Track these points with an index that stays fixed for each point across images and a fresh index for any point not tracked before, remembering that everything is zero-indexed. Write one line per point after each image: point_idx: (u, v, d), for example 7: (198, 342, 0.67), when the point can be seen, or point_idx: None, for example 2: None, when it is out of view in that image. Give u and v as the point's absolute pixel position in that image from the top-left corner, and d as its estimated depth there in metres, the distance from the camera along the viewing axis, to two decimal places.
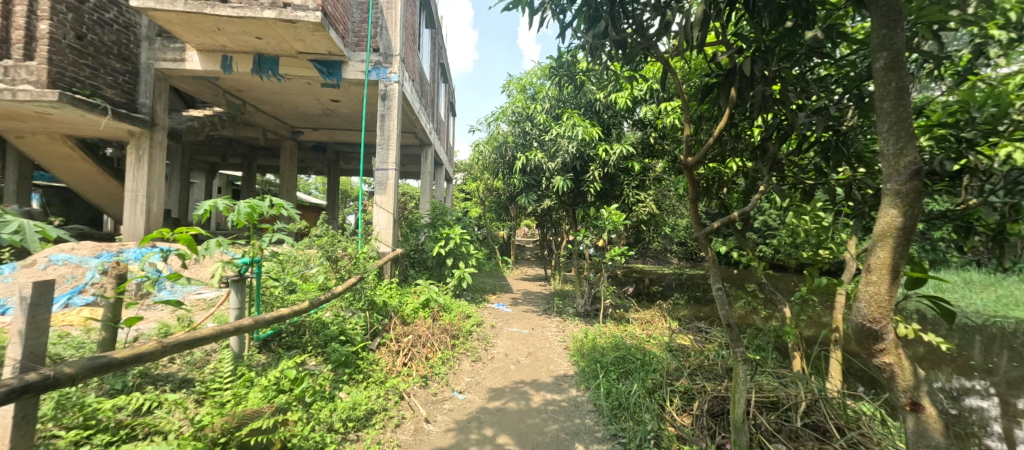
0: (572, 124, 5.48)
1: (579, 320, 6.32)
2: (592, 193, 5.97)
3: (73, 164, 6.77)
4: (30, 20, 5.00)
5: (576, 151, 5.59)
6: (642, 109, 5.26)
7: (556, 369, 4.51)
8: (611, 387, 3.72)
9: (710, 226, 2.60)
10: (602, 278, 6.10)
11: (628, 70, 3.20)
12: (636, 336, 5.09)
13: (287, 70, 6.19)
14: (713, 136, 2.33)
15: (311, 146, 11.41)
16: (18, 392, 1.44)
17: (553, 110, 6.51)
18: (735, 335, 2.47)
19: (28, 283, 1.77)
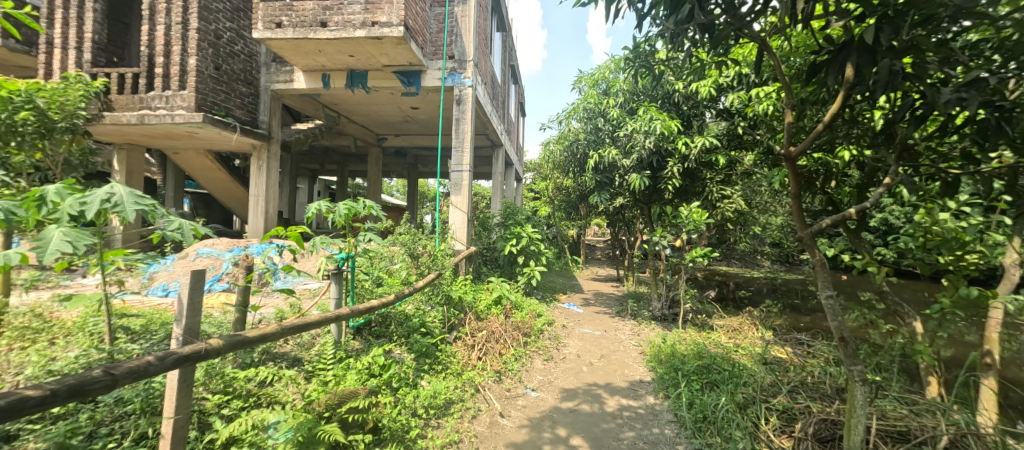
0: (649, 118, 5.33)
1: (655, 325, 6.12)
2: (671, 189, 5.75)
3: (210, 173, 8.07)
4: (183, 57, 6.08)
5: (653, 145, 5.43)
6: (727, 98, 4.96)
7: (631, 374, 4.44)
8: (694, 398, 3.56)
9: (816, 226, 2.42)
10: (681, 281, 5.84)
11: (711, 57, 3.07)
12: (722, 346, 4.81)
13: (375, 82, 6.79)
14: (822, 122, 2.20)
15: (394, 151, 12.35)
16: (186, 360, 1.80)
17: (628, 104, 6.37)
18: (851, 352, 2.31)
19: (187, 272, 2.23)
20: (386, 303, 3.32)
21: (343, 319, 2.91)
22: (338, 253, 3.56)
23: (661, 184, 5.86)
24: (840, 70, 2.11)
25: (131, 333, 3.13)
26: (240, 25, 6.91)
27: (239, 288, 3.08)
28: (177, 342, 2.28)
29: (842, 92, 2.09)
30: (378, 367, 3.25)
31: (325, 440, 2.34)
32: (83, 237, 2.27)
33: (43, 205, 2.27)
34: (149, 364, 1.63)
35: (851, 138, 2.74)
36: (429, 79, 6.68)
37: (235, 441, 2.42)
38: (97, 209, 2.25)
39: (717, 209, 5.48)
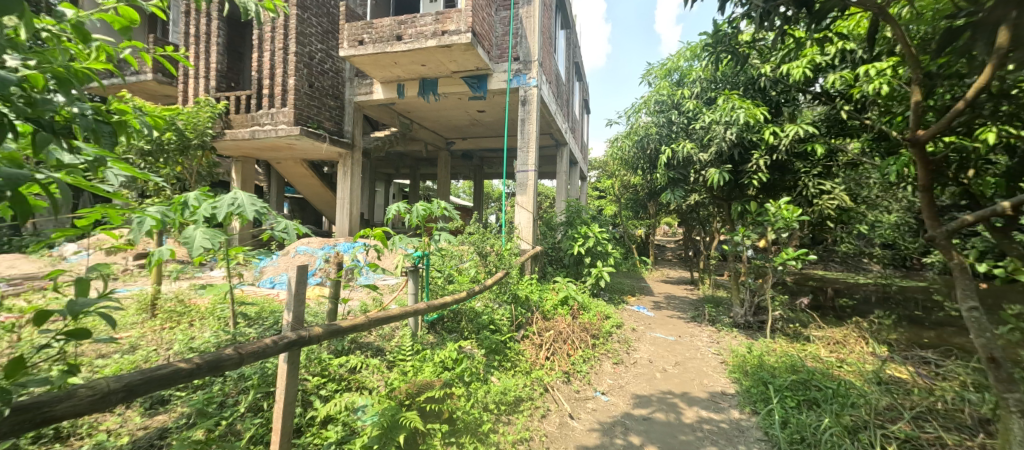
0: (731, 107, 4.98)
1: (737, 332, 5.71)
2: (754, 184, 5.33)
3: (305, 180, 9.01)
4: (284, 78, 6.88)
5: (735, 136, 5.08)
6: (825, 79, 4.48)
7: (711, 385, 4.19)
8: (788, 417, 3.25)
9: (952, 223, 2.12)
10: (767, 286, 5.37)
11: (807, 35, 2.80)
12: (821, 360, 4.36)
13: (444, 89, 7.12)
14: (962, 99, 1.93)
15: (461, 154, 12.83)
16: (295, 344, 2.02)
17: (705, 94, 6.00)
18: (1003, 375, 2.05)
19: (293, 267, 2.51)
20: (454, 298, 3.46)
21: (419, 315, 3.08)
22: (414, 251, 3.76)
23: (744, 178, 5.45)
24: (990, 35, 1.84)
25: (248, 319, 3.61)
26: (329, 45, 7.65)
27: (331, 282, 3.41)
28: (287, 326, 2.60)
29: (991, 61, 1.81)
30: (451, 360, 3.41)
31: (406, 427, 2.50)
32: (216, 234, 2.68)
33: (187, 208, 2.71)
34: (265, 345, 1.85)
35: (999, 116, 2.32)
36: (495, 81, 6.85)
37: (331, 419, 2.70)
38: (224, 211, 2.64)
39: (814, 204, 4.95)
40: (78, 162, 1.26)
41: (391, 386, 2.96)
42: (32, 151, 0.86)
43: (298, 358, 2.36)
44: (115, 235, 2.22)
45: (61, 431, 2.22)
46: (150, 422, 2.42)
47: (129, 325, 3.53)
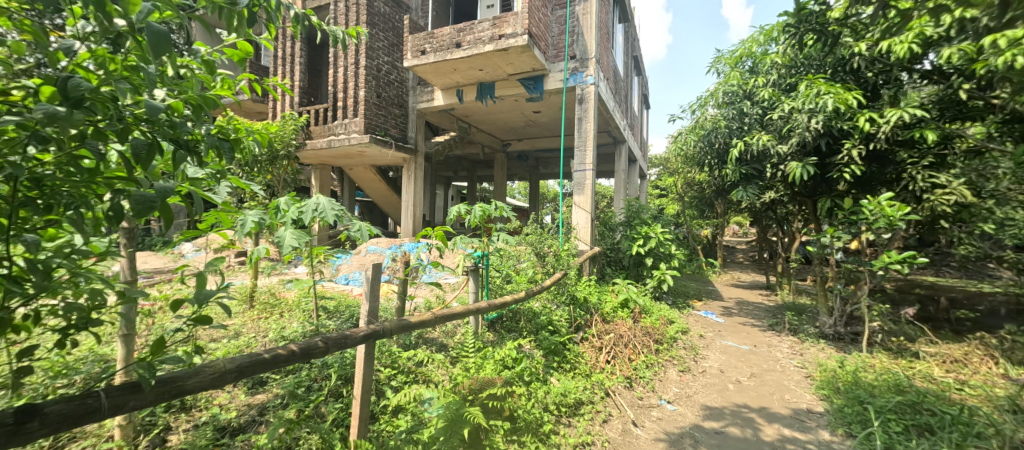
0: (816, 93, 4.61)
1: (825, 344, 5.18)
2: (847, 178, 4.85)
3: (373, 184, 9.63)
4: (356, 90, 7.42)
5: (820, 126, 4.66)
6: (934, 55, 3.96)
7: (794, 400, 3.86)
8: (892, 443, 2.90)
9: None
10: (861, 292, 4.82)
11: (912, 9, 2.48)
12: (936, 381, 3.85)
13: (501, 92, 7.25)
14: None
15: (517, 156, 12.97)
16: (371, 336, 2.18)
17: (784, 81, 5.54)
18: None
19: (370, 263, 2.69)
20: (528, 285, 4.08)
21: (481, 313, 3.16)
22: (474, 251, 3.85)
23: (834, 171, 4.99)
24: None
25: (328, 312, 3.95)
26: (394, 58, 8.11)
27: (398, 281, 3.55)
28: (363, 320, 2.77)
29: None
30: (510, 357, 3.50)
31: (470, 421, 2.57)
32: (303, 235, 2.96)
33: (278, 211, 3.03)
34: (346, 336, 2.01)
35: None
36: (552, 81, 6.85)
37: (401, 409, 2.87)
38: (309, 214, 2.91)
39: (924, 201, 4.38)
40: (196, 176, 1.46)
41: (455, 381, 3.10)
42: (177, 167, 1.00)
43: (375, 348, 2.53)
44: (224, 236, 2.54)
45: (185, 402, 2.59)
46: (252, 400, 2.74)
47: (231, 317, 4.00)
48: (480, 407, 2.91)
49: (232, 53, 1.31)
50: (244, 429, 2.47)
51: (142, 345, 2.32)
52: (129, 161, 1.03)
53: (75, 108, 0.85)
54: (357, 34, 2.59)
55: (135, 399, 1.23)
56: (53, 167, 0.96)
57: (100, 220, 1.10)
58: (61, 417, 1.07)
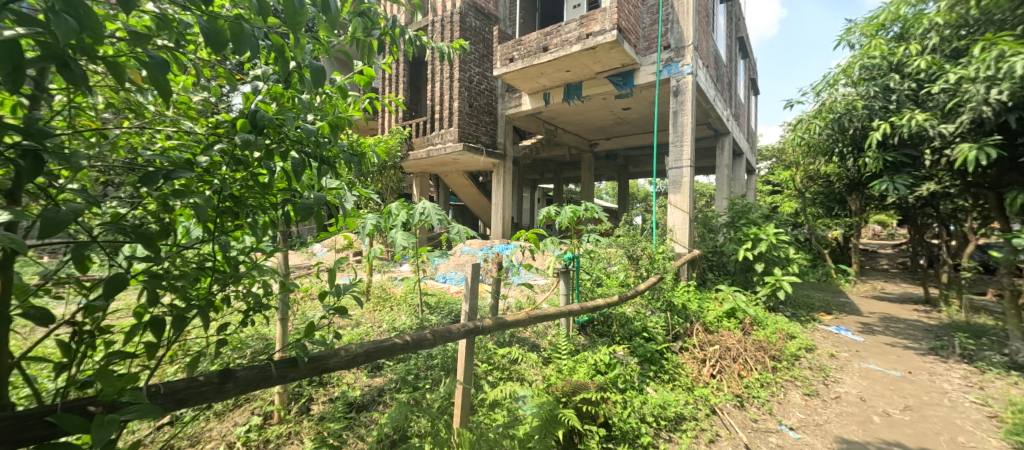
0: (997, 57, 3.76)
1: (1017, 377, 4.13)
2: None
3: (466, 189, 10.17)
4: (452, 102, 7.96)
5: (1004, 96, 3.78)
6: None
7: (972, 446, 3.14)
8: None
9: None
10: None
11: None
12: None
13: (589, 91, 7.15)
14: None
15: (606, 155, 12.65)
16: (471, 332, 2.29)
17: (948, 45, 4.72)
18: None
19: (469, 263, 2.81)
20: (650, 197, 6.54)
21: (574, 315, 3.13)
22: (565, 253, 3.81)
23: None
24: None
25: (430, 308, 4.28)
26: (484, 68, 8.49)
27: (492, 280, 3.49)
28: (464, 317, 2.90)
29: None
30: (599, 360, 3.45)
31: (564, 423, 2.63)
32: (411, 236, 3.23)
33: (389, 215, 3.33)
34: (447, 330, 2.13)
35: None
36: (643, 75, 6.58)
37: (497, 403, 2.92)
38: (416, 218, 3.19)
39: None
40: (336, 185, 1.71)
41: (548, 382, 3.18)
42: (323, 177, 1.20)
43: (474, 342, 2.65)
44: (349, 239, 2.91)
45: (322, 379, 3.02)
46: (372, 381, 3.11)
47: (350, 310, 4.56)
48: (573, 410, 2.92)
49: (359, 79, 1.50)
50: (367, 406, 2.82)
51: (291, 329, 2.77)
52: (291, 174, 1.25)
53: (257, 135, 1.07)
54: (461, 48, 2.72)
55: (293, 371, 1.45)
56: (241, 182, 1.21)
57: (270, 223, 1.34)
58: (242, 383, 1.31)
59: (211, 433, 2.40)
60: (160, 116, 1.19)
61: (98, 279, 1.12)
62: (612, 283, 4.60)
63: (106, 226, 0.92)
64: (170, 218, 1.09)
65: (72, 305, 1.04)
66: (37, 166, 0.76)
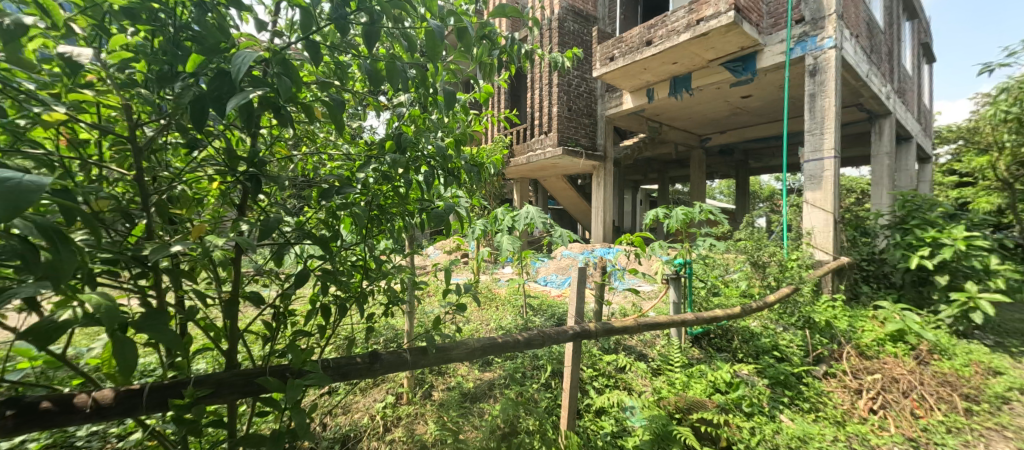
0: None
1: None
2: None
3: (567, 193, 10.17)
4: (552, 107, 8.07)
5: None
6: None
7: None
8: None
9: None
10: None
11: None
12: None
13: (699, 82, 6.57)
14: None
15: (721, 150, 11.51)
16: (579, 336, 2.29)
17: None
18: None
19: (576, 267, 2.81)
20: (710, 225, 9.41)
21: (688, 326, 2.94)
22: (674, 259, 3.56)
23: None
24: None
25: (534, 309, 4.38)
26: (584, 70, 8.42)
27: (595, 286, 3.39)
28: (571, 320, 2.89)
29: None
30: (713, 376, 3.17)
31: (679, 440, 2.48)
32: (516, 240, 3.24)
33: (495, 220, 3.42)
34: (555, 331, 2.17)
35: None
36: (768, 58, 5.82)
37: (604, 411, 2.89)
38: (520, 221, 3.30)
39: None
40: (457, 193, 1.88)
41: (658, 394, 3.00)
42: (446, 188, 1.32)
43: (580, 345, 2.63)
44: (458, 243, 3.05)
45: (440, 369, 3.30)
46: (483, 375, 3.31)
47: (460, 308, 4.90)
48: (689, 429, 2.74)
49: (479, 96, 1.62)
50: (480, 398, 3.02)
51: (413, 323, 3.09)
52: (425, 185, 1.42)
53: (401, 154, 1.25)
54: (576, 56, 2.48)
55: (423, 359, 1.64)
56: (386, 194, 1.41)
57: (406, 229, 1.54)
58: (386, 365, 1.53)
59: (358, 405, 2.81)
60: (329, 143, 1.45)
61: (285, 272, 1.42)
62: (732, 294, 4.15)
63: (298, 231, 1.17)
64: (337, 225, 1.33)
65: (269, 292, 1.34)
66: (258, 186, 1.01)
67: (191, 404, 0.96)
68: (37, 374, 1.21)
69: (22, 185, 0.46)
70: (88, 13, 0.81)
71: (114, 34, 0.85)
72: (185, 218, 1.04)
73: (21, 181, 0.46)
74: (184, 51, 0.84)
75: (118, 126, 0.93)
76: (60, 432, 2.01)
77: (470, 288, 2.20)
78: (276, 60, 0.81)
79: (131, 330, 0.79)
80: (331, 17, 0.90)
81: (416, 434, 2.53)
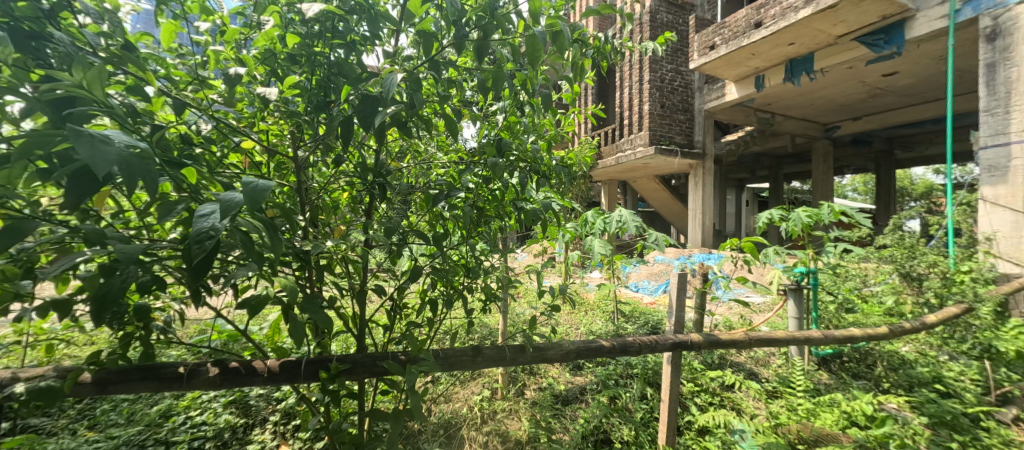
0: None
1: None
2: None
3: (659, 195, 9.64)
4: (643, 105, 7.76)
5: None
6: None
7: None
8: None
9: None
10: None
11: None
12: None
13: (823, 63, 5.74)
14: None
15: (852, 140, 9.91)
16: (678, 346, 2.17)
17: None
18: None
19: (676, 273, 2.64)
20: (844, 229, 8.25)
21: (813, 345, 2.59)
22: (795, 267, 3.15)
23: None
24: None
25: (625, 315, 4.26)
26: (678, 62, 7.94)
27: (695, 294, 3.14)
28: (670, 329, 2.76)
29: None
30: (849, 404, 2.49)
31: None
32: (609, 244, 3.13)
33: (586, 223, 3.37)
34: (652, 340, 2.10)
35: None
36: (920, 27, 4.78)
37: (708, 431, 2.65)
38: (612, 224, 3.23)
39: None
40: (548, 195, 1.92)
41: (777, 420, 2.61)
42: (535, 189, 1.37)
43: (681, 357, 2.47)
44: (550, 248, 3.06)
45: (532, 369, 3.37)
46: (574, 379, 3.31)
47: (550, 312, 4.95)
48: None
49: (566, 96, 1.66)
50: (571, 401, 3.05)
51: (505, 324, 3.22)
52: (520, 187, 1.51)
53: (501, 157, 1.34)
54: (668, 41, 2.27)
55: (522, 357, 1.72)
56: (483, 197, 1.52)
57: (501, 229, 1.64)
58: (488, 359, 1.64)
59: (458, 395, 3.01)
60: (429, 153, 1.61)
61: (401, 270, 1.60)
62: (873, 311, 3.50)
63: (412, 230, 1.33)
64: (443, 225, 1.48)
65: (390, 286, 1.54)
66: (382, 192, 1.19)
67: (335, 376, 1.16)
68: (224, 344, 1.55)
69: (258, 187, 0.62)
70: (264, 61, 1.05)
71: (285, 75, 1.09)
72: (325, 221, 1.26)
73: (257, 184, 0.62)
74: (336, 82, 1.05)
75: (282, 147, 1.18)
76: (238, 392, 2.51)
77: (563, 291, 2.21)
78: (409, 79, 0.96)
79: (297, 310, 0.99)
80: (453, 38, 1.03)
81: (509, 430, 2.63)
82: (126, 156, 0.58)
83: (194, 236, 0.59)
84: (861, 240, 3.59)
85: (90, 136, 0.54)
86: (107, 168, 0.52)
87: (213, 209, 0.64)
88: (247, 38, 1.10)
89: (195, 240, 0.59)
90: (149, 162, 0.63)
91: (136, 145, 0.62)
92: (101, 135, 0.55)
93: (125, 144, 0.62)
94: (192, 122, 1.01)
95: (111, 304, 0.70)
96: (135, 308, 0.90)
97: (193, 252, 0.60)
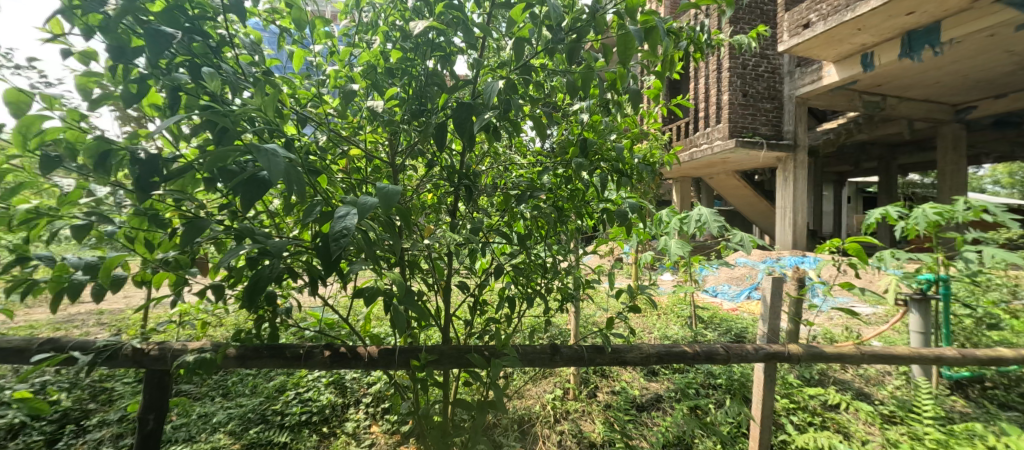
0: None
1: None
2: None
3: (740, 192, 8.89)
4: (721, 95, 7.26)
5: None
6: None
7: None
8: None
9: None
10: None
11: None
12: None
13: (952, 33, 4.82)
14: None
15: (994, 122, 8.30)
16: (771, 357, 1.98)
17: None
18: None
19: (769, 277, 2.40)
20: (984, 230, 7.07)
21: (945, 365, 2.21)
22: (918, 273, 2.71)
23: None
24: None
25: (705, 321, 3.99)
26: (764, 46, 7.27)
27: (789, 301, 2.83)
28: (761, 338, 2.52)
29: None
30: (994, 438, 2.13)
31: None
32: (687, 244, 2.93)
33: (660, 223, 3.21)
34: (740, 349, 1.94)
35: None
36: None
37: None
38: (690, 224, 3.02)
39: None
40: (623, 194, 1.86)
41: None
42: (616, 187, 1.34)
43: (775, 369, 2.24)
44: (618, 248, 2.96)
45: (605, 373, 3.29)
46: (650, 384, 3.18)
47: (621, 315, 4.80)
48: None
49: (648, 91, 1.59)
50: (647, 407, 2.94)
51: (574, 324, 3.19)
52: (598, 186, 1.49)
53: (585, 158, 1.32)
54: (764, 33, 2.07)
55: (598, 358, 1.69)
56: (563, 196, 1.52)
57: (578, 229, 1.62)
58: (566, 358, 1.64)
59: (531, 392, 3.04)
60: (506, 156, 1.63)
61: (481, 267, 1.66)
62: None
63: (493, 230, 1.37)
64: (520, 224, 1.51)
65: (473, 284, 1.60)
66: (469, 193, 1.25)
67: (424, 366, 1.23)
68: (322, 330, 1.73)
69: (389, 193, 0.74)
70: (368, 75, 1.16)
71: (387, 89, 1.19)
72: (416, 221, 1.35)
73: (389, 190, 0.73)
74: (431, 92, 1.12)
75: (379, 153, 1.31)
76: (334, 373, 2.78)
77: (640, 291, 2.13)
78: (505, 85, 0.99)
79: (397, 303, 1.07)
80: (548, 42, 1.05)
81: (584, 431, 2.61)
82: (290, 167, 0.68)
83: (333, 235, 0.66)
84: (1010, 243, 2.98)
85: (264, 150, 0.65)
86: (276, 177, 0.63)
87: (348, 210, 0.72)
88: (355, 56, 1.23)
89: (333, 238, 0.66)
90: (299, 172, 0.73)
91: (292, 157, 0.73)
92: (270, 149, 0.66)
93: (283, 156, 0.73)
94: (312, 135, 1.15)
95: (260, 290, 0.83)
96: (268, 295, 1.05)
97: (333, 249, 0.67)
